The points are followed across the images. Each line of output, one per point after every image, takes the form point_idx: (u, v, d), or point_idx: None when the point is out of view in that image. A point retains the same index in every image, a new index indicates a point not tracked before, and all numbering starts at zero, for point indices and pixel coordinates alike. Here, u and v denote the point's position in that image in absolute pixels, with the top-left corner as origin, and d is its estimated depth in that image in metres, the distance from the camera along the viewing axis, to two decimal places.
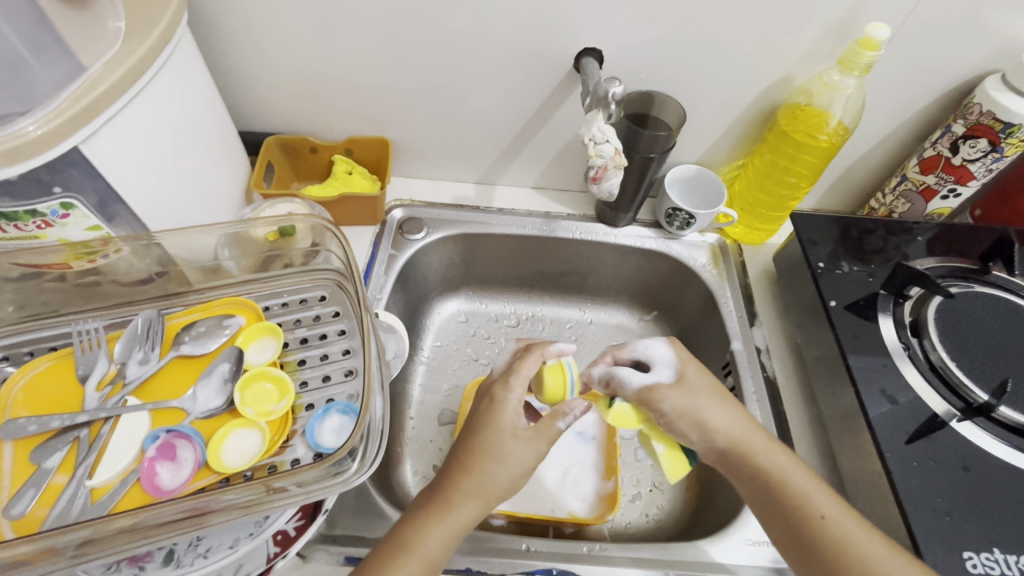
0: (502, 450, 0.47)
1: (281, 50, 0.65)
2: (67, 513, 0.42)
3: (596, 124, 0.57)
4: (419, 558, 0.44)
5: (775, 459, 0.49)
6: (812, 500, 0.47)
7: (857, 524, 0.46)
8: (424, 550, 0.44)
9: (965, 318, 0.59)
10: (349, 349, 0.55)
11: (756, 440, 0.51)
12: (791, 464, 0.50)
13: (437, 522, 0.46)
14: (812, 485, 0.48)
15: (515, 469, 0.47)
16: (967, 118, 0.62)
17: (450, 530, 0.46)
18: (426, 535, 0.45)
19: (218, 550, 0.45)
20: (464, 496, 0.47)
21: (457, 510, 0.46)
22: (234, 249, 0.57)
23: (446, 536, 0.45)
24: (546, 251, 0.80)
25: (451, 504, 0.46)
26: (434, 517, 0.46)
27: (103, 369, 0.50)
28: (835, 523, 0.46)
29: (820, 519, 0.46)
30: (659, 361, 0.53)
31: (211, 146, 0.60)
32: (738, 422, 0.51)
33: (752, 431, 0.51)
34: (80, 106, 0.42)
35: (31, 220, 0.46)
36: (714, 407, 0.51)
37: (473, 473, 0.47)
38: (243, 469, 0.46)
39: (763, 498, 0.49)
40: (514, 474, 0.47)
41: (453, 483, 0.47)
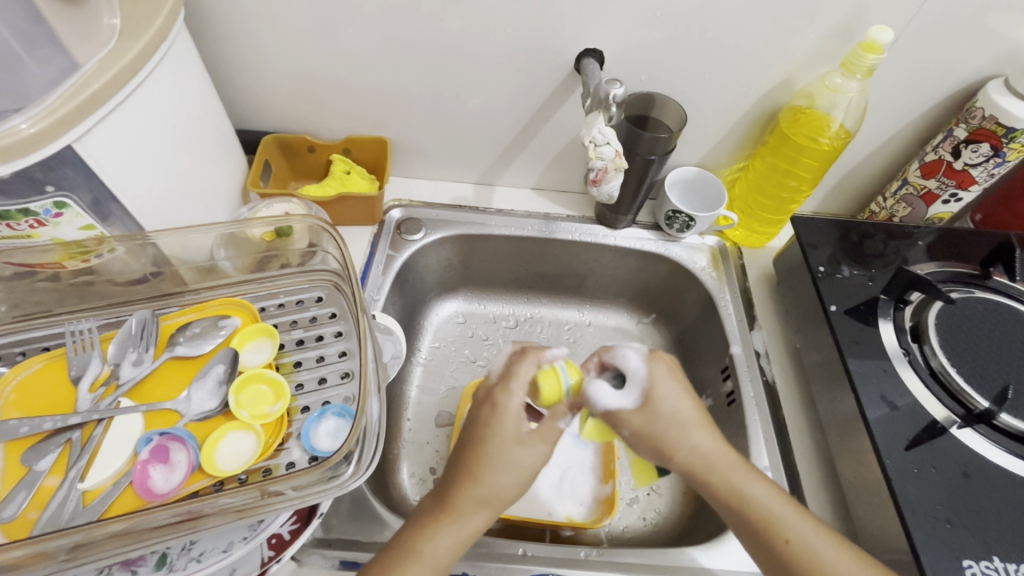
0: (507, 459, 0.47)
1: (279, 47, 0.64)
2: (58, 517, 0.41)
3: (596, 126, 0.56)
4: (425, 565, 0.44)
5: (743, 483, 0.48)
6: (782, 521, 0.47)
7: (826, 540, 0.46)
8: (429, 557, 0.44)
9: (965, 324, 0.59)
10: (346, 351, 0.54)
11: (724, 461, 0.50)
12: (762, 485, 0.49)
13: (446, 529, 0.45)
14: (780, 507, 0.48)
15: (521, 474, 0.47)
16: (969, 122, 0.61)
17: (457, 538, 0.45)
18: (430, 540, 0.45)
19: (211, 554, 0.44)
20: (473, 503, 0.46)
21: (462, 517, 0.46)
22: (231, 249, 0.57)
23: (453, 544, 0.45)
24: (544, 252, 0.79)
25: (458, 510, 0.46)
26: (440, 523, 0.45)
27: (97, 370, 0.49)
28: (804, 542, 0.46)
29: (785, 543, 0.46)
30: (635, 376, 0.51)
31: (208, 145, 0.59)
32: (709, 446, 0.50)
33: (724, 456, 0.50)
34: (74, 104, 0.41)
35: (23, 219, 0.45)
36: (687, 431, 0.50)
37: (481, 480, 0.46)
38: (237, 473, 0.45)
39: (731, 519, 0.48)
40: (521, 479, 0.47)
41: (459, 489, 0.46)
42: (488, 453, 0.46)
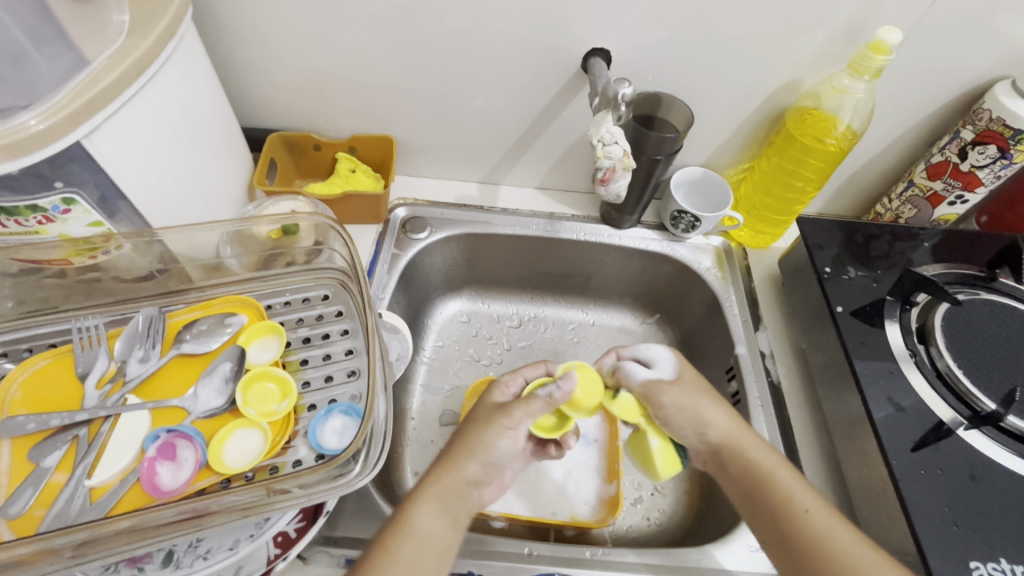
0: (482, 434, 0.48)
1: (285, 45, 0.64)
2: (65, 514, 0.41)
3: (605, 126, 0.56)
4: (415, 539, 0.43)
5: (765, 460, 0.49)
6: (798, 497, 0.47)
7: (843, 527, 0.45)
8: (415, 531, 0.44)
9: (972, 325, 0.59)
10: (352, 348, 0.54)
11: (750, 436, 0.51)
12: (779, 461, 0.49)
13: (428, 503, 0.45)
14: (800, 484, 0.48)
15: (495, 450, 0.47)
16: (975, 124, 0.61)
17: (441, 510, 0.45)
18: (414, 513, 0.45)
19: (217, 551, 0.44)
20: (455, 477, 0.46)
21: (446, 491, 0.46)
22: (237, 247, 0.58)
23: (440, 518, 0.45)
24: (549, 252, 0.79)
25: (437, 483, 0.46)
26: (419, 498, 0.45)
27: (103, 367, 0.49)
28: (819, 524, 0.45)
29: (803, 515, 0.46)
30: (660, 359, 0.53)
31: (214, 142, 0.59)
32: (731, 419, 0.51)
33: (743, 431, 0.51)
34: (82, 100, 0.41)
35: (31, 215, 0.45)
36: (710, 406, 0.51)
37: (457, 456, 0.47)
38: (244, 470, 0.45)
39: (749, 492, 0.49)
40: (492, 453, 0.47)
41: (437, 467, 0.47)
42: (468, 431, 0.49)
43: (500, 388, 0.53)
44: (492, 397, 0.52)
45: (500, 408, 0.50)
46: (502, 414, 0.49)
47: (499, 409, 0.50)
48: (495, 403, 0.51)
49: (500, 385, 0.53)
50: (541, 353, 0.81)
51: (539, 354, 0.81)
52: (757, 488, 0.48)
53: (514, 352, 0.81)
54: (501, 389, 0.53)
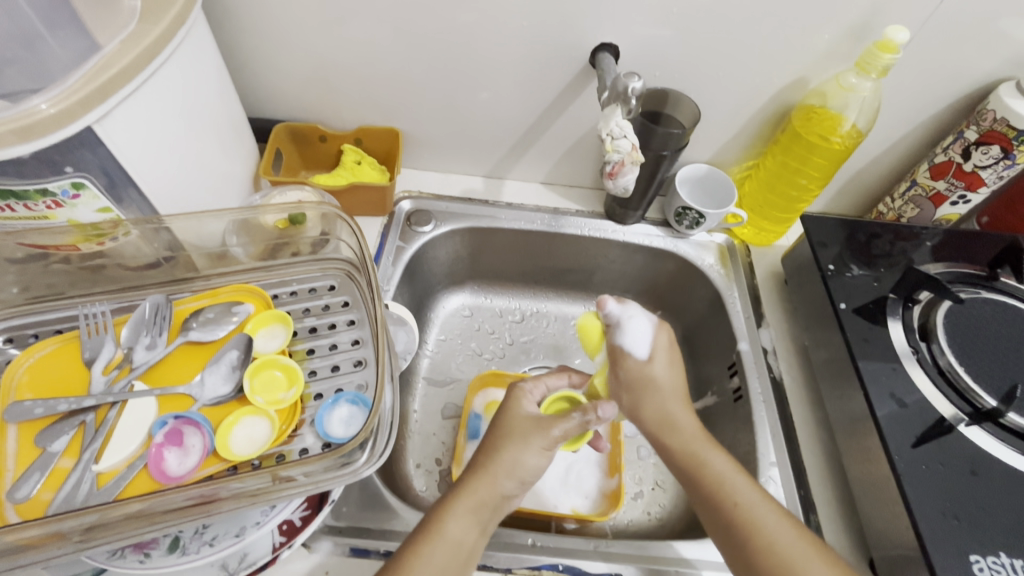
0: (518, 452, 0.49)
1: (294, 35, 0.64)
2: (73, 497, 0.41)
3: (614, 119, 0.57)
4: (449, 549, 0.44)
5: (702, 448, 0.51)
6: (730, 479, 0.49)
7: (774, 513, 0.47)
8: (449, 537, 0.45)
9: (974, 324, 0.60)
10: (359, 338, 0.54)
11: (685, 418, 0.53)
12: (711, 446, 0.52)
13: (462, 512, 0.46)
14: (734, 471, 0.50)
15: (526, 467, 0.48)
16: (980, 124, 0.62)
17: (476, 520, 0.46)
18: (450, 522, 0.45)
19: (224, 538, 0.44)
20: (492, 490, 0.47)
21: (480, 502, 0.47)
22: (243, 236, 0.57)
23: (472, 528, 0.46)
24: (552, 247, 0.79)
25: (472, 496, 0.47)
26: (458, 508, 0.46)
27: (110, 353, 0.49)
28: (743, 500, 0.48)
29: (732, 507, 0.48)
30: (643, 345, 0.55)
31: (221, 130, 0.59)
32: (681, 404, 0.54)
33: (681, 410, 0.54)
34: (95, 84, 0.41)
35: (41, 199, 0.45)
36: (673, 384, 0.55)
37: (496, 472, 0.48)
38: (251, 458, 0.45)
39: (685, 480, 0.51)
40: (526, 472, 0.49)
41: (475, 476, 0.48)
42: (502, 448, 0.49)
43: (527, 399, 0.54)
44: (520, 407, 0.53)
45: (534, 425, 0.50)
46: (537, 429, 0.50)
47: (536, 422, 0.51)
48: (525, 415, 0.52)
49: (523, 392, 0.54)
50: (544, 348, 0.82)
51: (541, 348, 0.82)
52: (693, 475, 0.50)
53: (516, 346, 0.82)
54: (528, 398, 0.54)
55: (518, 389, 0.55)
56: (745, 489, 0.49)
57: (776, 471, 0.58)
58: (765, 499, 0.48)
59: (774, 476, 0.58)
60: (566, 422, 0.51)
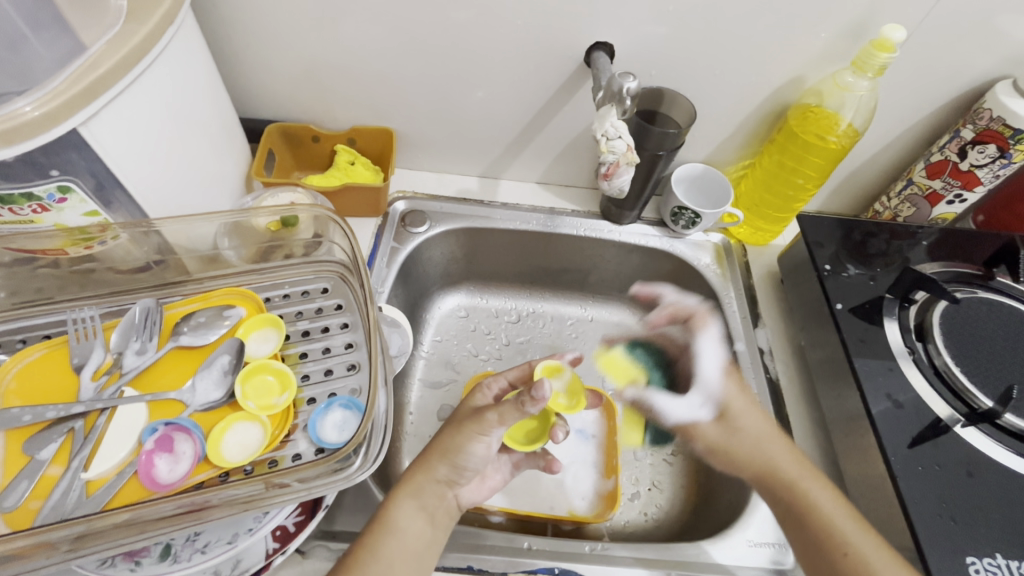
0: (456, 438, 0.50)
1: (285, 35, 0.63)
2: (62, 506, 0.41)
3: (609, 119, 0.56)
4: (397, 535, 0.46)
5: (807, 486, 0.52)
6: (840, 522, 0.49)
7: (871, 540, 0.48)
8: (399, 528, 0.46)
9: (970, 323, 0.60)
10: (352, 342, 0.54)
11: (781, 455, 0.54)
12: (816, 480, 0.52)
13: (406, 500, 0.48)
14: (815, 480, 0.52)
15: (465, 453, 0.50)
16: (976, 123, 0.61)
17: (421, 506, 0.48)
18: (396, 510, 0.47)
19: (216, 546, 0.44)
20: (428, 476, 0.49)
21: (420, 488, 0.49)
22: (235, 239, 0.57)
23: (418, 514, 0.47)
24: (548, 248, 0.79)
25: (412, 482, 0.49)
26: (402, 495, 0.48)
27: (100, 359, 0.48)
28: (822, 503, 0.50)
29: (842, 555, 0.47)
30: (715, 388, 0.61)
31: (211, 131, 0.58)
32: (784, 452, 0.55)
33: (784, 451, 0.55)
34: (80, 87, 0.40)
35: (26, 203, 0.44)
36: (756, 415, 0.58)
37: (431, 457, 0.50)
38: (242, 464, 0.44)
39: (794, 525, 0.50)
40: (462, 457, 0.50)
41: (414, 472, 0.50)
42: (440, 437, 0.52)
43: (482, 394, 0.57)
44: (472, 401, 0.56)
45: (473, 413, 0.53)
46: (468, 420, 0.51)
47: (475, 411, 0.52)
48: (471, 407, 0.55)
49: (481, 388, 0.57)
50: (540, 348, 0.82)
51: (538, 348, 0.82)
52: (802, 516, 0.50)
53: (513, 347, 0.81)
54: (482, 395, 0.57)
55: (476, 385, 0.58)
56: (823, 496, 0.51)
57: None
58: (843, 506, 0.51)
59: None
60: (501, 407, 0.50)
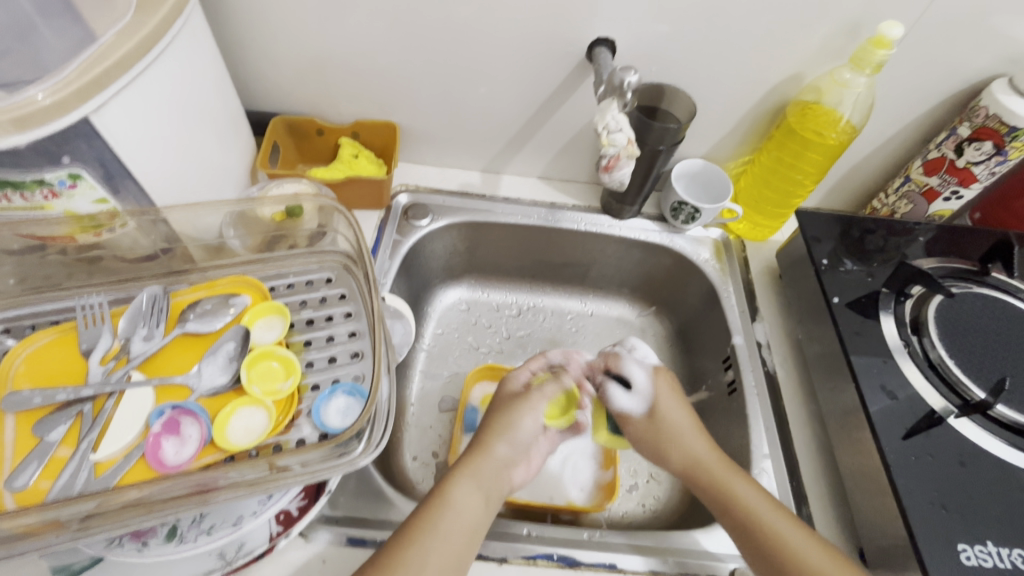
0: (510, 421, 0.56)
1: (291, 29, 0.64)
2: (70, 487, 0.41)
3: (610, 113, 0.57)
4: (454, 511, 0.47)
5: (728, 477, 0.52)
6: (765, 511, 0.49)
7: (791, 526, 0.48)
8: (454, 504, 0.47)
9: (965, 317, 0.60)
10: (356, 331, 0.54)
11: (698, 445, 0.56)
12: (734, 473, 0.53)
13: (468, 479, 0.50)
14: (732, 471, 0.53)
15: (520, 440, 0.55)
16: (972, 120, 0.62)
17: (479, 485, 0.50)
18: (453, 489, 0.49)
19: (221, 527, 0.45)
20: (488, 458, 0.53)
21: (484, 466, 0.52)
22: (240, 228, 0.58)
23: (474, 493, 0.49)
24: (549, 242, 0.80)
25: (475, 465, 0.52)
26: (463, 473, 0.51)
27: (107, 344, 0.49)
28: (744, 495, 0.51)
29: (764, 536, 0.48)
30: (641, 384, 0.62)
31: (217, 122, 0.59)
32: (706, 446, 0.56)
33: (698, 439, 0.57)
34: (91, 75, 0.41)
35: (37, 189, 0.44)
36: (686, 420, 0.58)
37: (490, 441, 0.54)
38: (248, 448, 0.45)
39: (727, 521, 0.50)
40: (518, 443, 0.55)
41: (473, 454, 0.53)
42: (494, 420, 0.56)
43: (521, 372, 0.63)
44: (510, 386, 0.61)
45: (519, 396, 0.59)
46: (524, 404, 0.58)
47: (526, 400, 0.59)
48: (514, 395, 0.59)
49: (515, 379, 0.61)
50: (540, 342, 0.82)
51: (538, 342, 0.82)
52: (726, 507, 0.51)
53: (513, 340, 0.82)
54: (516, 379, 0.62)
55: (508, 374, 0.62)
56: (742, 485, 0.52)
57: (769, 463, 0.59)
58: (762, 493, 0.51)
59: (767, 468, 0.59)
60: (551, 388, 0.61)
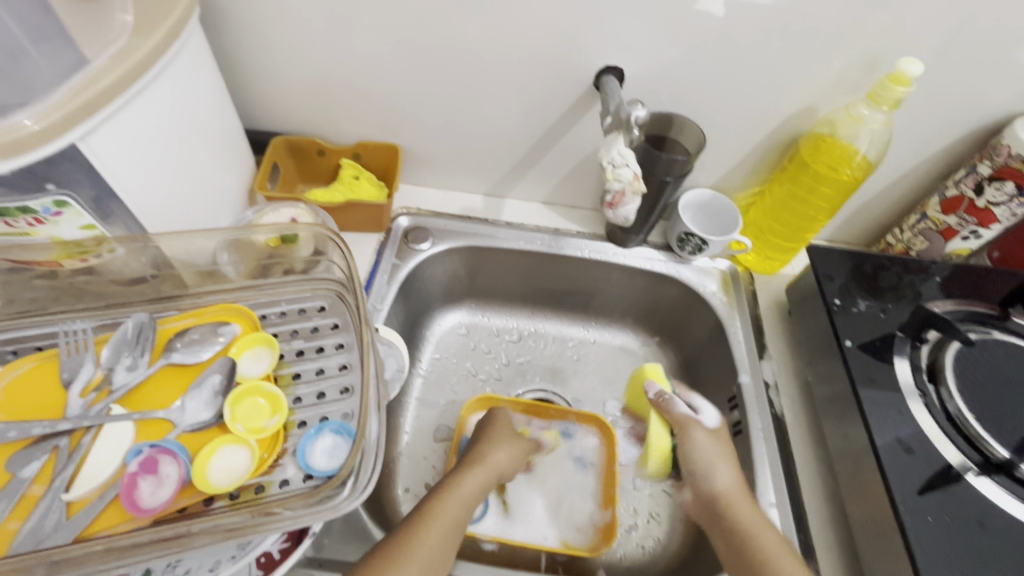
0: (503, 437, 0.62)
1: (294, 50, 0.63)
2: (40, 529, 0.40)
3: (615, 147, 0.55)
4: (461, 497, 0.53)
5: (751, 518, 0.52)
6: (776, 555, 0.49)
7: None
8: (464, 493, 0.54)
9: (984, 366, 0.58)
10: (347, 364, 0.52)
11: (724, 477, 0.56)
12: (763, 521, 0.52)
13: (473, 476, 0.55)
14: (757, 517, 0.53)
15: (508, 463, 0.60)
16: (994, 159, 0.60)
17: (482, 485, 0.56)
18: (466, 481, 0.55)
19: (197, 573, 0.42)
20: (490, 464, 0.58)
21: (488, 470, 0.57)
22: (234, 254, 0.55)
23: (478, 489, 0.55)
24: (551, 269, 0.78)
25: (483, 463, 0.58)
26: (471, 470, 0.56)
27: (89, 374, 0.48)
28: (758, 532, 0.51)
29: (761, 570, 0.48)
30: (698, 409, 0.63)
31: (214, 143, 0.58)
32: (735, 482, 0.56)
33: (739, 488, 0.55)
34: (81, 99, 0.40)
35: (22, 215, 0.43)
36: (723, 464, 0.57)
37: (489, 445, 0.60)
38: (229, 489, 0.43)
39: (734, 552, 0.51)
40: (507, 463, 0.60)
41: (475, 453, 0.59)
42: (493, 432, 0.62)
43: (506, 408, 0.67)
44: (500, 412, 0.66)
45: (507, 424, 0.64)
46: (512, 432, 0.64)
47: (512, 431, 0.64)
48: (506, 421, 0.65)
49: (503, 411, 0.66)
50: (540, 370, 0.80)
51: (538, 370, 0.80)
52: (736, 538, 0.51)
53: (512, 367, 0.80)
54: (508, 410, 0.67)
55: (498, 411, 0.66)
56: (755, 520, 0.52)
57: (775, 512, 0.56)
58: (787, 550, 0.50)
59: (773, 518, 0.56)
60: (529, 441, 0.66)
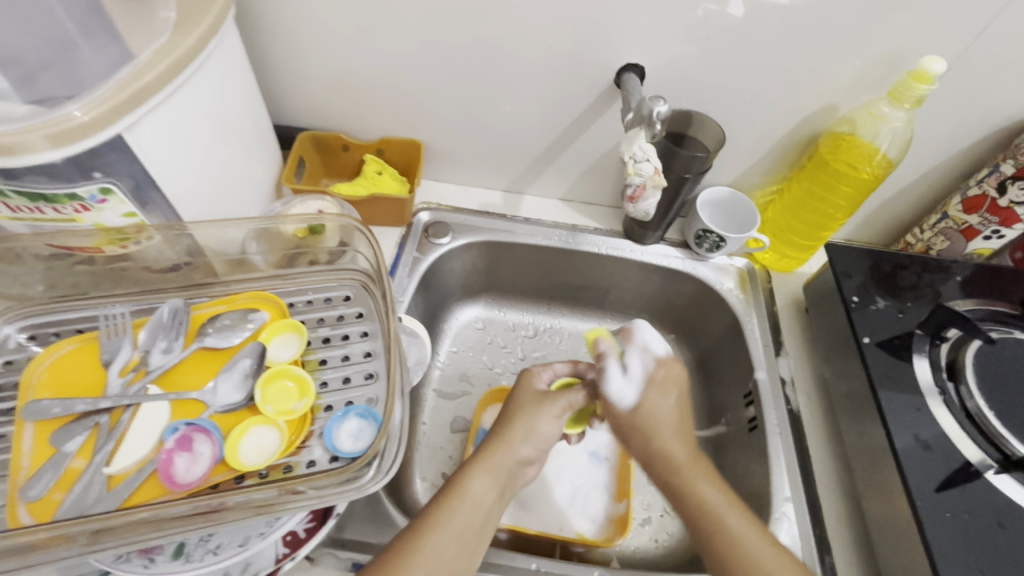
0: (533, 419, 0.52)
1: (322, 48, 0.65)
2: (82, 500, 0.42)
3: (638, 142, 0.56)
4: (468, 503, 0.46)
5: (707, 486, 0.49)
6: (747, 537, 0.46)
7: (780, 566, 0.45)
8: (471, 496, 0.47)
9: (1006, 365, 0.57)
10: (371, 351, 0.54)
11: (677, 445, 0.51)
12: (725, 500, 0.48)
13: (481, 476, 0.48)
14: (723, 496, 0.48)
15: (542, 433, 0.52)
16: (1017, 158, 0.59)
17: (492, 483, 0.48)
18: (471, 480, 0.48)
19: (228, 547, 0.44)
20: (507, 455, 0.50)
21: (497, 466, 0.49)
22: (263, 243, 0.58)
23: (490, 489, 0.48)
24: (568, 264, 0.79)
25: (493, 457, 0.49)
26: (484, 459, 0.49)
27: (127, 356, 0.50)
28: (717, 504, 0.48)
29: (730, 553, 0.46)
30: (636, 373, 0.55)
31: (245, 137, 0.60)
32: (690, 453, 0.51)
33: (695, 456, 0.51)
34: (126, 91, 0.42)
35: (69, 203, 0.45)
36: (672, 432, 0.51)
37: (511, 437, 0.51)
38: (259, 468, 0.45)
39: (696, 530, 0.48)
40: (538, 436, 0.52)
41: (494, 439, 0.51)
42: (516, 416, 0.52)
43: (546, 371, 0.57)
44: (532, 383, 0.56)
45: (543, 399, 0.54)
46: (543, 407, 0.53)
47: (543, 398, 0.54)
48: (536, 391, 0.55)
49: (533, 372, 0.57)
50: None
51: None
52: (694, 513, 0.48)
53: (528, 362, 0.81)
54: (539, 377, 0.56)
55: (529, 370, 0.57)
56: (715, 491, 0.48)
57: (790, 507, 0.57)
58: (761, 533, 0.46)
59: (788, 512, 0.56)
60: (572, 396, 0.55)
